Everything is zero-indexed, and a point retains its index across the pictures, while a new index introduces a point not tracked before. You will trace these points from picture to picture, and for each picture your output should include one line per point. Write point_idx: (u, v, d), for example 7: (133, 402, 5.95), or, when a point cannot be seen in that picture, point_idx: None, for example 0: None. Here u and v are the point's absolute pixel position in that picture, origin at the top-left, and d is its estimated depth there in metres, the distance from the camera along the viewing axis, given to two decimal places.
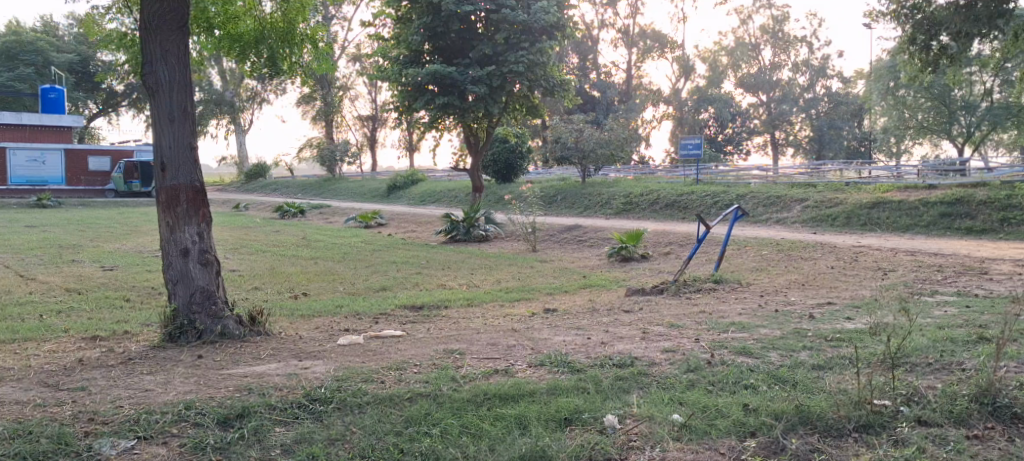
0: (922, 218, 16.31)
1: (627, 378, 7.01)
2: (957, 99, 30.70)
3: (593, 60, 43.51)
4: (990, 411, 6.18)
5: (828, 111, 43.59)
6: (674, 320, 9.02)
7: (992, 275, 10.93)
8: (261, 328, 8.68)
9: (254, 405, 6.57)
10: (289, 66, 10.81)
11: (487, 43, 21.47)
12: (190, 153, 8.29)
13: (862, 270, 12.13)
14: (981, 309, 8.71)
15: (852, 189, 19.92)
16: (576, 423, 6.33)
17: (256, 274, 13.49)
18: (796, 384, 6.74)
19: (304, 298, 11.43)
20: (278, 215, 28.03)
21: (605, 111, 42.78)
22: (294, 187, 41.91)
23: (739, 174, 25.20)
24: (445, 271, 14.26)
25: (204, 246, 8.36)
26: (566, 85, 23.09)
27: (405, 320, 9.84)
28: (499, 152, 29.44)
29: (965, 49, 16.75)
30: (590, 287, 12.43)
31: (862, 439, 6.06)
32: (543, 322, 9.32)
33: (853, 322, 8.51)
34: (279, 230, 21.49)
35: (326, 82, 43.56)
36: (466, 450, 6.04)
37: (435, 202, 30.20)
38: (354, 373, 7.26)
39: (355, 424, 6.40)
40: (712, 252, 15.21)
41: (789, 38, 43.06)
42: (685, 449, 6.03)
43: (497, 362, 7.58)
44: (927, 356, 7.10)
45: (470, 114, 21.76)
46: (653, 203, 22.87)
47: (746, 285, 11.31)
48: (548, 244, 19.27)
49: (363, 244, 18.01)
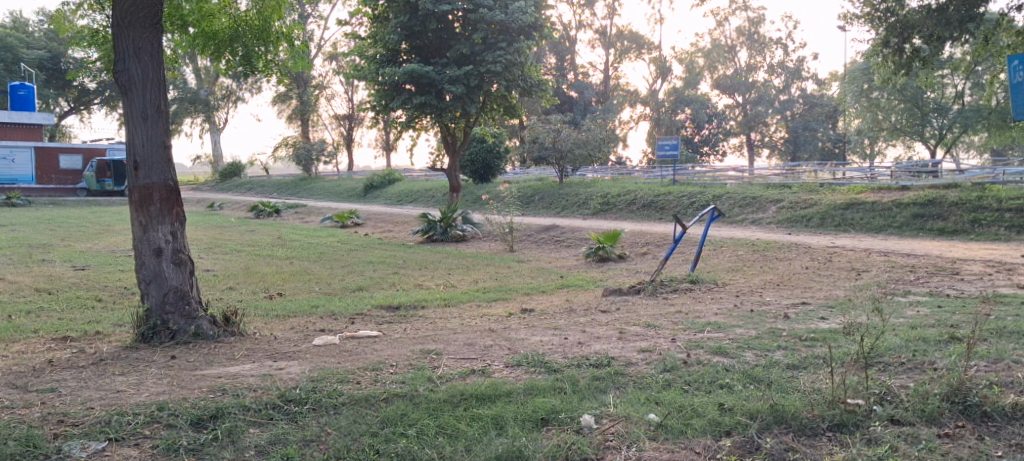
0: (895, 219, 16.47)
1: (603, 378, 7.02)
2: (930, 101, 31.01)
3: (571, 60, 43.58)
4: (960, 410, 6.26)
5: (802, 112, 44.46)
6: (651, 320, 9.05)
7: (964, 276, 11.07)
8: (235, 328, 8.60)
9: (228, 406, 6.52)
10: (263, 64, 10.74)
11: (464, 43, 21.45)
12: (163, 154, 8.21)
13: (836, 270, 12.24)
14: (952, 309, 8.81)
15: (826, 190, 20.11)
16: (553, 423, 6.33)
17: (230, 274, 13.38)
18: (771, 384, 6.78)
19: (279, 298, 11.37)
20: (253, 215, 27.82)
21: (583, 111, 42.89)
22: (269, 187, 41.62)
23: (716, 175, 25.36)
24: (422, 270, 14.23)
25: (177, 246, 8.28)
26: (544, 85, 23.09)
27: (381, 320, 9.81)
28: (477, 151, 29.39)
29: (937, 51, 16.94)
30: (567, 287, 12.46)
31: (836, 438, 6.10)
32: (520, 322, 9.32)
33: (827, 322, 8.58)
34: (254, 230, 21.34)
35: (302, 81, 43.33)
36: (442, 451, 6.02)
37: (412, 202, 30.12)
38: (329, 373, 7.23)
39: (331, 425, 6.36)
40: (689, 253, 15.30)
41: (764, 40, 43.36)
42: (661, 449, 6.04)
43: (473, 362, 7.57)
44: (899, 356, 7.16)
45: (447, 113, 21.72)
46: (630, 203, 22.95)
47: (722, 285, 11.37)
48: (525, 244, 19.28)
49: (339, 243, 17.93)
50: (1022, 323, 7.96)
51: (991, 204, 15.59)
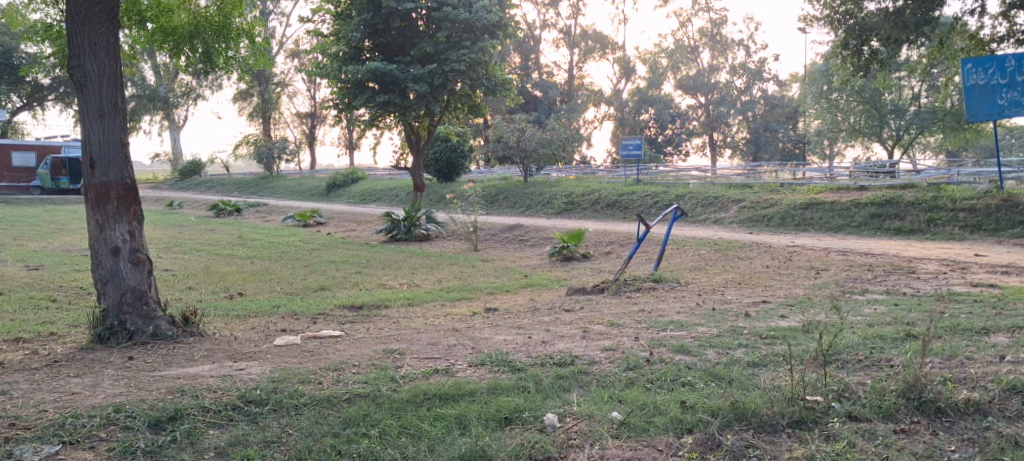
0: (853, 218, 16.72)
1: (567, 376, 7.04)
2: (887, 103, 31.47)
3: (535, 60, 43.63)
4: (915, 406, 6.36)
5: (764, 113, 44.57)
6: (614, 319, 9.08)
7: (920, 274, 11.25)
8: (195, 328, 8.48)
9: (187, 407, 6.44)
10: (223, 60, 10.62)
11: (428, 41, 21.40)
12: (120, 152, 8.08)
13: (796, 269, 12.39)
14: (909, 307, 8.97)
15: (786, 190, 20.37)
16: (516, 422, 6.34)
17: (189, 273, 13.20)
18: (731, 381, 6.84)
19: (239, 298, 11.24)
20: (213, 214, 27.54)
21: (547, 111, 42.96)
22: (229, 185, 41.20)
23: (679, 175, 25.51)
24: (385, 270, 14.14)
25: (135, 245, 8.16)
26: (508, 84, 23.02)
27: (344, 320, 9.75)
28: (441, 150, 29.29)
29: (894, 53, 17.19)
30: (531, 286, 12.45)
31: (795, 434, 6.17)
32: (484, 322, 9.30)
33: (786, 320, 8.67)
34: (214, 229, 21.09)
35: (264, 78, 42.87)
36: (405, 451, 6.00)
37: (375, 201, 30.01)
38: (290, 374, 7.16)
39: (291, 425, 6.31)
40: (652, 252, 15.40)
41: (726, 41, 43.67)
42: (623, 446, 6.06)
43: (437, 362, 7.55)
44: (857, 353, 7.27)
45: (411, 112, 21.63)
46: (594, 203, 23.03)
47: (684, 285, 11.46)
48: (489, 243, 19.27)
49: (300, 243, 17.79)
50: (975, 321, 8.11)
51: (947, 204, 15.87)
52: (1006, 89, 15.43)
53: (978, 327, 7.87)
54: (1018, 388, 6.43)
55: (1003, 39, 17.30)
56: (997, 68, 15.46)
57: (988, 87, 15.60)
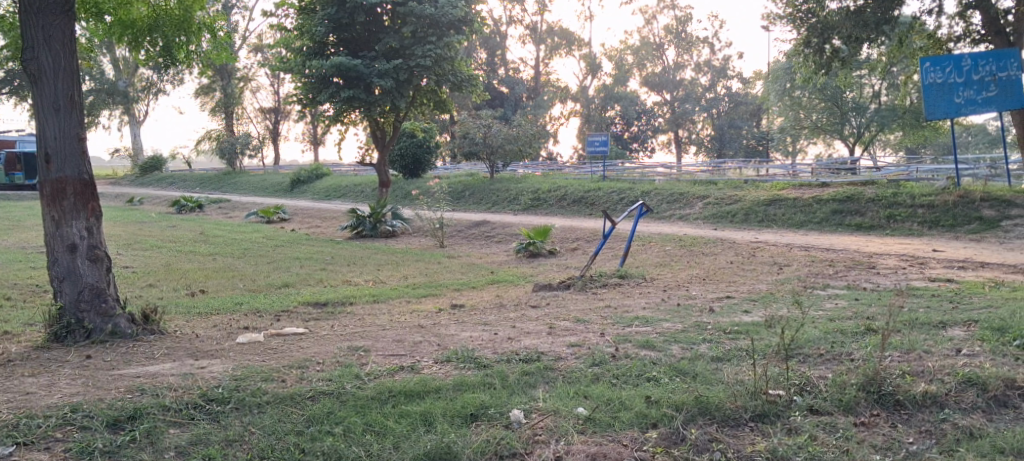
0: (815, 215, 16.90)
1: (533, 372, 7.03)
2: (848, 101, 31.89)
3: (501, 56, 43.56)
4: (875, 399, 6.45)
5: (728, 111, 44.82)
6: (580, 315, 9.10)
7: (880, 269, 11.41)
8: (155, 327, 8.35)
9: (147, 406, 6.35)
10: (184, 54, 10.38)
11: (393, 36, 21.32)
12: (78, 148, 7.95)
13: (759, 264, 12.52)
14: (869, 301, 9.11)
15: (749, 186, 20.58)
16: (482, 418, 6.33)
17: (150, 271, 13.02)
18: (695, 376, 6.89)
19: (201, 295, 11.11)
20: (174, 210, 27.16)
21: (513, 107, 42.97)
22: (191, 181, 40.69)
23: (644, 171, 25.67)
24: (350, 267, 14.07)
25: (93, 242, 8.02)
26: (474, 80, 22.95)
27: (308, 317, 9.68)
28: (407, 146, 29.16)
29: (855, 52, 17.43)
30: (498, 282, 12.44)
31: (757, 428, 6.23)
32: (450, 318, 9.28)
33: (749, 315, 8.75)
34: (175, 225, 20.82)
35: (226, 73, 42.37)
36: (370, 449, 5.95)
37: (340, 197, 29.83)
38: (253, 371, 7.08)
39: (254, 424, 6.24)
40: (619, 248, 15.47)
41: (691, 38, 44.00)
42: (588, 441, 6.07)
43: (402, 359, 7.51)
44: (819, 347, 7.35)
45: (376, 108, 21.46)
46: (560, 199, 23.09)
47: (650, 280, 11.51)
48: (456, 239, 19.24)
49: (264, 239, 17.61)
50: (933, 315, 8.24)
51: (906, 200, 16.10)
52: (962, 88, 15.84)
53: (935, 320, 8.01)
54: (974, 380, 6.55)
55: (959, 39, 17.60)
56: (954, 67, 15.79)
57: (946, 86, 15.86)
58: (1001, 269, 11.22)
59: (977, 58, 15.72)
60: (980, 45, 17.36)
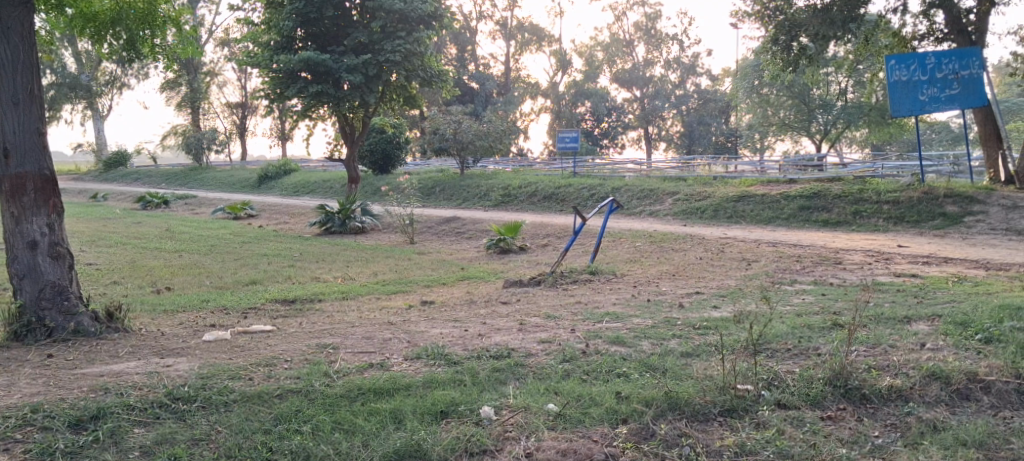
0: (783, 211, 17.04)
1: (503, 369, 7.02)
2: (816, 98, 32.21)
3: (471, 52, 43.44)
4: (841, 394, 6.50)
5: (697, 107, 45.05)
6: (550, 311, 9.10)
7: (846, 265, 11.53)
8: (120, 324, 8.21)
9: (111, 405, 6.25)
10: (149, 48, 10.31)
11: (362, 31, 21.22)
12: (38, 144, 7.81)
13: (728, 260, 12.60)
14: (836, 296, 9.19)
15: (719, 182, 20.70)
16: (452, 416, 6.30)
17: (115, 268, 12.84)
18: (665, 371, 6.90)
19: (167, 292, 10.96)
20: (140, 206, 26.80)
21: (484, 103, 42.84)
22: (157, 177, 40.21)
23: (615, 168, 25.77)
24: (319, 263, 13.95)
25: (54, 239, 7.89)
26: (444, 76, 22.86)
27: (276, 314, 9.59)
28: (376, 142, 29.01)
29: (822, 49, 17.57)
30: (468, 279, 12.41)
31: (726, 422, 6.26)
32: (420, 315, 9.23)
33: (719, 311, 8.80)
34: (141, 222, 20.55)
35: (192, 67, 41.85)
36: (338, 447, 5.90)
37: (309, 193, 29.61)
38: (220, 369, 7.00)
39: (221, 423, 6.16)
40: (589, 244, 15.50)
41: (661, 35, 44.19)
42: (559, 437, 6.06)
43: (372, 356, 7.45)
44: (786, 342, 7.40)
45: (345, 103, 21.30)
46: (531, 195, 23.09)
47: (621, 276, 11.54)
48: (426, 236, 19.17)
49: (231, 236, 17.44)
50: (898, 310, 8.34)
51: (872, 197, 16.27)
52: (927, 86, 16.04)
53: (900, 315, 8.10)
54: (938, 374, 6.63)
55: (923, 37, 17.81)
56: (919, 65, 16.03)
57: (911, 84, 16.09)
58: (963, 264, 11.38)
59: (940, 57, 15.93)
60: (943, 43, 17.58)
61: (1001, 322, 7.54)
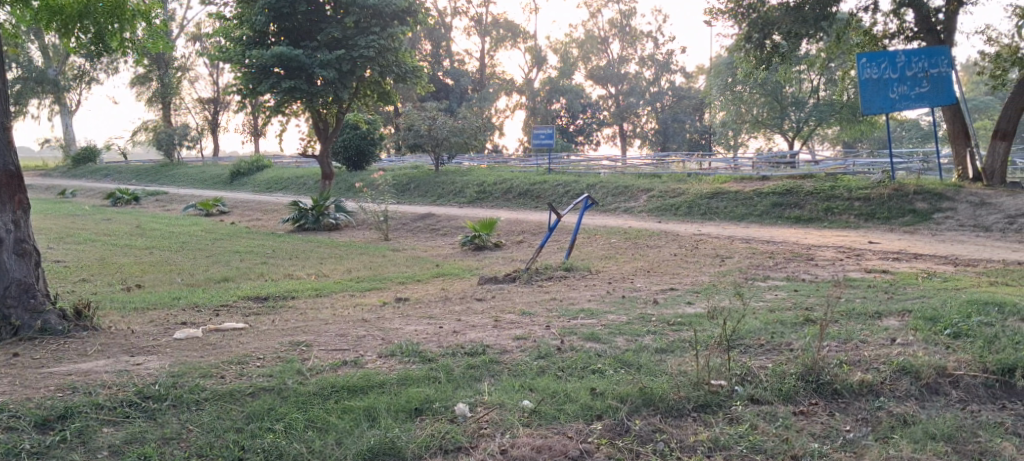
0: (756, 208, 17.14)
1: (478, 366, 6.99)
2: (788, 96, 32.42)
3: (446, 48, 43.27)
4: (813, 388, 6.55)
5: (671, 105, 45.22)
6: (525, 308, 9.08)
7: (818, 261, 11.62)
8: (88, 322, 8.08)
9: (79, 405, 6.16)
10: (117, 42, 10.11)
11: (336, 27, 21.10)
12: (5, 139, 7.73)
13: (701, 256, 12.66)
14: (808, 292, 9.25)
15: (692, 179, 20.79)
16: (426, 413, 6.27)
17: (83, 265, 12.66)
18: (640, 367, 6.91)
19: (137, 290, 10.83)
20: (109, 203, 26.48)
21: (459, 99, 42.68)
22: (126, 173, 39.77)
23: (590, 164, 25.83)
24: (292, 260, 13.86)
25: (20, 236, 7.79)
26: (419, 72, 22.74)
27: (248, 312, 9.50)
28: (350, 138, 28.85)
29: (794, 47, 17.68)
30: (443, 276, 12.36)
31: (699, 418, 6.28)
32: (394, 312, 9.18)
33: (692, 307, 8.84)
34: (111, 218, 20.30)
35: (163, 62, 41.36)
36: (311, 445, 5.86)
37: (282, 190, 29.40)
38: (191, 368, 6.91)
39: (192, 421, 6.09)
40: (564, 241, 15.50)
41: (635, 32, 44.36)
42: (534, 434, 6.04)
43: (345, 353, 7.40)
44: (759, 338, 7.44)
45: (318, 99, 21.15)
46: (506, 192, 23.05)
47: (595, 273, 11.54)
48: (401, 232, 19.08)
49: (203, 232, 17.26)
50: (869, 305, 8.41)
51: (843, 193, 16.40)
52: (897, 84, 16.20)
53: (871, 311, 8.17)
54: (908, 368, 6.70)
55: (894, 35, 17.98)
56: (889, 63, 16.15)
57: (881, 82, 16.20)
58: (933, 260, 11.50)
59: (910, 55, 16.08)
60: (913, 42, 17.77)
61: (969, 317, 7.62)
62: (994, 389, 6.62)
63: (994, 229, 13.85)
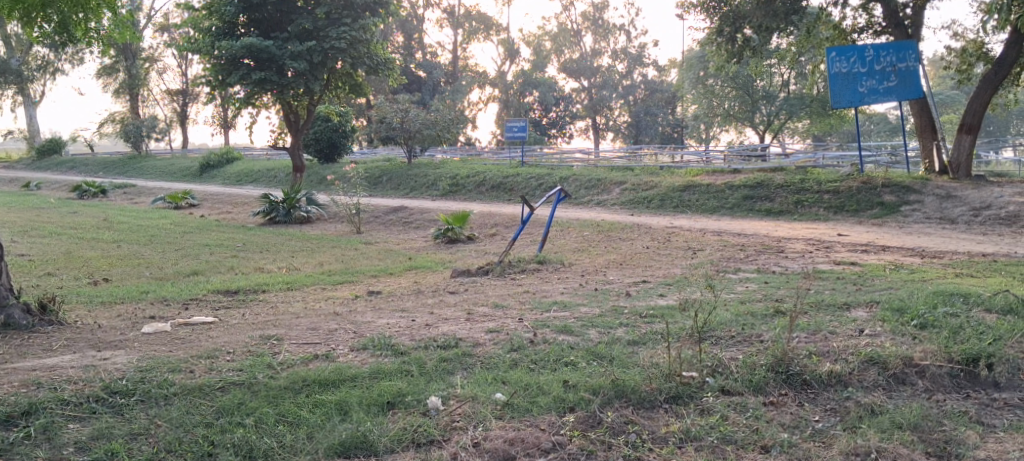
0: (727, 201, 17.24)
1: (450, 359, 6.97)
2: (759, 89, 32.59)
3: (418, 40, 43.08)
4: (783, 379, 6.60)
5: (644, 98, 45.38)
6: (498, 300, 9.08)
7: (788, 253, 11.71)
8: (53, 317, 7.96)
9: (44, 401, 6.07)
10: (82, 32, 9.98)
11: (306, 18, 20.94)
12: None
13: (674, 249, 12.72)
14: (778, 284, 9.32)
15: (665, 172, 20.87)
16: (399, 406, 6.24)
17: (48, 259, 12.45)
18: (612, 360, 6.92)
19: (105, 284, 10.69)
20: (75, 196, 26.09)
21: (431, 92, 42.45)
22: (93, 165, 39.21)
23: (563, 157, 25.86)
24: (264, 253, 13.76)
25: None
26: (391, 64, 22.60)
27: (218, 305, 9.42)
28: (322, 130, 28.62)
29: (765, 41, 17.84)
30: (416, 269, 12.32)
31: (671, 409, 6.30)
32: (366, 305, 9.15)
33: (665, 299, 8.88)
34: (77, 212, 19.99)
35: (131, 52, 40.78)
36: (282, 440, 5.81)
37: (253, 183, 29.14)
38: (159, 363, 6.83)
39: (160, 416, 6.01)
40: (536, 234, 15.49)
41: (608, 25, 44.49)
42: (507, 426, 6.04)
43: (317, 347, 7.35)
44: (730, 330, 7.48)
45: (289, 91, 20.97)
46: (479, 185, 23.00)
47: (568, 266, 11.55)
48: (374, 225, 18.98)
49: (172, 225, 17.08)
50: (838, 297, 8.50)
51: (813, 186, 16.56)
52: (866, 78, 16.35)
53: (839, 302, 8.25)
54: (876, 359, 6.77)
55: (862, 30, 18.13)
56: (858, 57, 16.28)
57: (851, 76, 16.35)
58: (901, 252, 11.64)
59: (879, 49, 16.25)
60: (881, 37, 17.96)
61: (935, 308, 7.72)
62: (959, 379, 6.71)
63: (960, 222, 14.04)
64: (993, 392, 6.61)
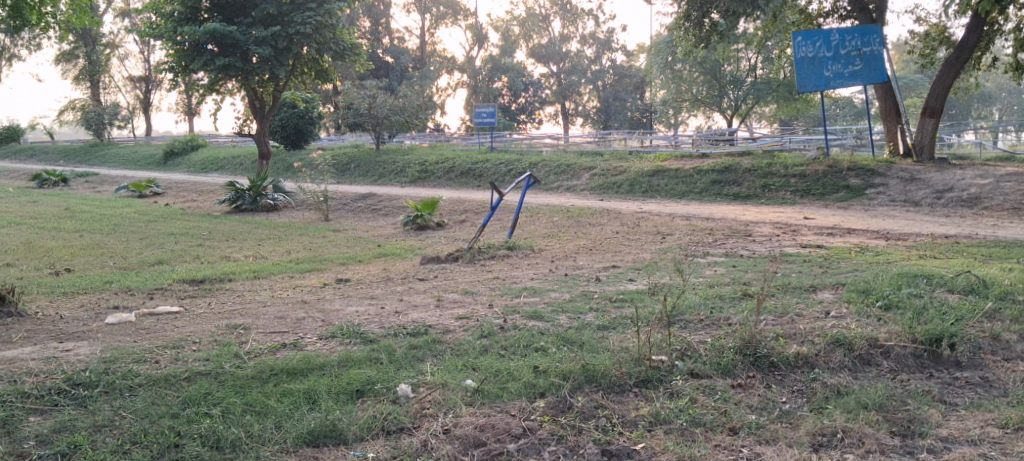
0: (696, 185, 17.30)
1: (420, 346, 6.93)
2: (726, 74, 32.75)
3: (385, 25, 42.77)
4: (751, 362, 6.63)
5: (613, 83, 45.54)
6: (468, 287, 9.04)
7: (756, 237, 11.78)
8: (13, 307, 7.82)
9: (3, 394, 5.97)
10: (36, 16, 9.75)
11: (270, 3, 20.68)
12: None
13: (643, 233, 12.76)
14: (746, 267, 9.39)
15: (634, 157, 20.91)
16: (368, 395, 6.19)
17: (6, 249, 12.21)
18: (582, 345, 6.92)
19: (67, 274, 10.53)
20: (35, 185, 25.62)
21: (399, 77, 42.26)
22: (53, 153, 38.68)
23: (532, 143, 25.81)
24: (229, 242, 13.59)
25: None
26: (357, 49, 22.34)
27: (184, 294, 9.31)
28: (288, 117, 28.33)
29: (732, 25, 17.91)
30: (384, 256, 12.23)
31: (641, 393, 6.32)
32: (335, 293, 9.06)
33: (634, 283, 8.89)
34: (38, 201, 19.61)
35: (91, 38, 40.02)
36: (250, 429, 5.74)
37: (218, 170, 28.84)
38: (123, 353, 6.72)
39: (125, 408, 5.92)
40: (506, 220, 15.45)
41: (576, 10, 44.47)
42: (477, 413, 6.02)
43: (284, 336, 7.27)
44: (699, 314, 7.51)
45: (254, 77, 20.72)
46: (448, 171, 22.89)
47: (538, 251, 11.52)
48: (342, 213, 18.83)
49: (135, 214, 16.80)
50: (804, 279, 8.56)
51: (780, 171, 16.69)
52: (831, 62, 16.46)
53: (805, 284, 8.31)
54: (841, 340, 6.82)
55: (828, 14, 18.23)
56: (824, 42, 16.43)
57: (817, 60, 16.47)
58: (866, 234, 11.75)
59: (844, 34, 16.37)
60: (847, 21, 18.07)
61: (899, 289, 7.82)
62: (922, 359, 6.78)
63: (923, 204, 14.20)
64: (956, 371, 6.70)
